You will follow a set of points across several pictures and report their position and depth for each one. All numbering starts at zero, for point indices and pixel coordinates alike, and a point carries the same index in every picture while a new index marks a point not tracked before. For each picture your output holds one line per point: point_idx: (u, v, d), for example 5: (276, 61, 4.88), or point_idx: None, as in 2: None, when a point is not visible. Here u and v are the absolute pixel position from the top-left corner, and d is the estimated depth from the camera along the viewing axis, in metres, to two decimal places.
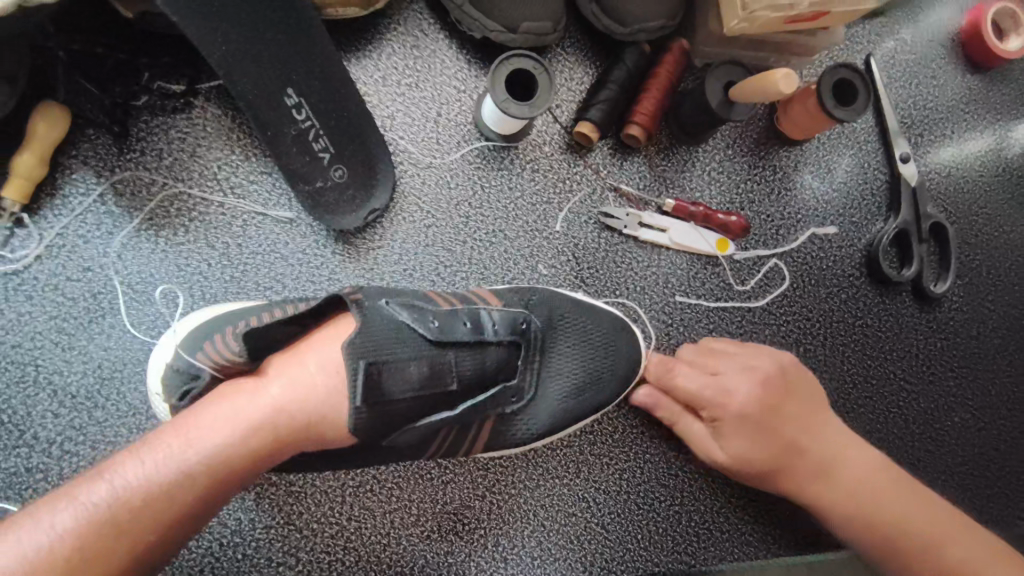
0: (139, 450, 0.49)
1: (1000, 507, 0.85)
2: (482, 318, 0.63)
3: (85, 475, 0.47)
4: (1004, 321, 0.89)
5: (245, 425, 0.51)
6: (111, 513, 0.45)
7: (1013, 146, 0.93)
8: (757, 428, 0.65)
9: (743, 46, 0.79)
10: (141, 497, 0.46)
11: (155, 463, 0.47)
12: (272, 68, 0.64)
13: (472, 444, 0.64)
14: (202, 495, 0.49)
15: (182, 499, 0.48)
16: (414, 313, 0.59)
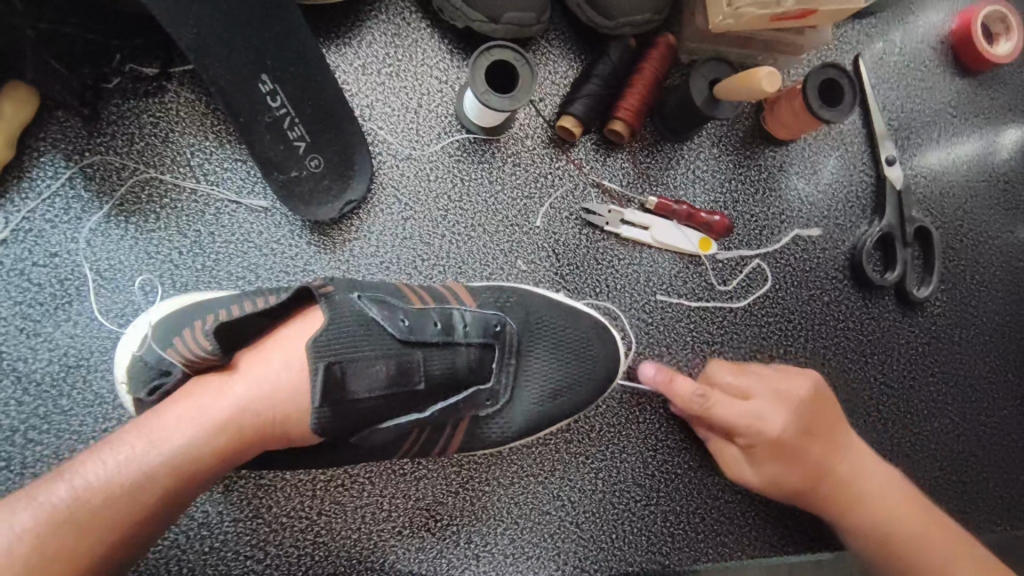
0: (101, 449, 0.48)
1: (977, 513, 0.85)
2: (453, 318, 0.63)
3: (46, 477, 0.47)
4: (986, 327, 0.89)
5: (209, 423, 0.50)
6: (71, 514, 0.45)
7: (1000, 150, 0.93)
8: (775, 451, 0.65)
9: (730, 43, 0.78)
10: (101, 496, 0.46)
11: (116, 463, 0.47)
12: (246, 54, 0.62)
13: (444, 441, 0.63)
14: (165, 494, 0.48)
15: (145, 498, 0.47)
16: (383, 310, 0.58)
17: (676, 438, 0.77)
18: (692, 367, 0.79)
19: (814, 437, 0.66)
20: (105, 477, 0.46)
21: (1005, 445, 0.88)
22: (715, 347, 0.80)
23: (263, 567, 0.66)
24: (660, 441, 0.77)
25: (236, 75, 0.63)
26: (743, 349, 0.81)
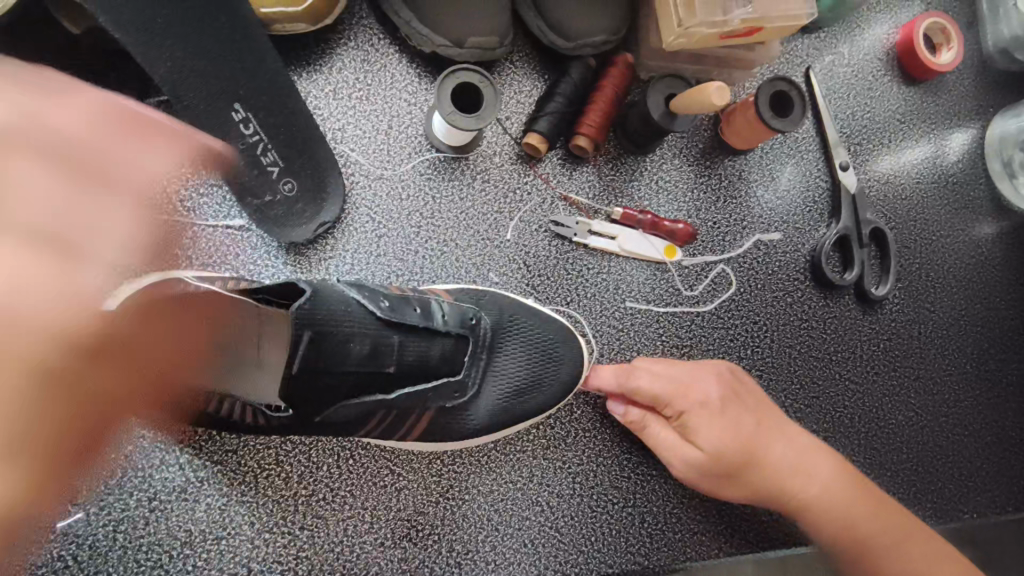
0: None
1: (943, 502, 0.89)
2: (431, 306, 0.65)
3: None
4: (943, 322, 0.93)
5: None
6: None
7: (948, 153, 0.98)
8: (720, 418, 0.67)
9: (684, 61, 0.82)
10: None
11: None
12: (219, 83, 0.65)
13: (409, 431, 0.66)
14: None
15: None
16: (365, 292, 0.60)
17: None
18: None
19: (743, 415, 0.68)
20: None
21: (967, 435, 0.92)
22: (684, 350, 0.83)
23: None
24: (634, 443, 0.79)
25: (209, 104, 0.65)
26: (711, 351, 0.84)
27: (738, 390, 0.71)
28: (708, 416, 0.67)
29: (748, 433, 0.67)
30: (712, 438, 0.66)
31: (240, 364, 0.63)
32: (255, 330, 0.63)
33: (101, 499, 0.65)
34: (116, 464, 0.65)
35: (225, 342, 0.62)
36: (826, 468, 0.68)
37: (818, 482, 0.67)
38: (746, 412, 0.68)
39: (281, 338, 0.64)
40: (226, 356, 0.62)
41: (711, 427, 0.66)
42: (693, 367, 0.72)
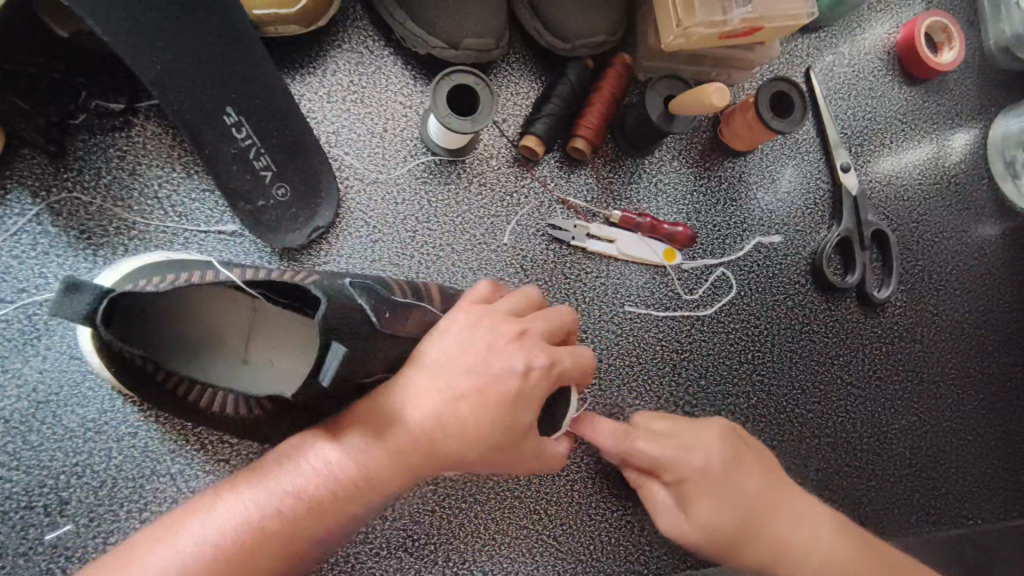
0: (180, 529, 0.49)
1: (946, 507, 0.87)
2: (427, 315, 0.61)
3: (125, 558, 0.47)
4: (946, 325, 0.92)
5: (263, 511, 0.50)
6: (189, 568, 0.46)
7: (950, 154, 0.97)
8: (720, 485, 0.61)
9: (683, 61, 0.81)
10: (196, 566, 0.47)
11: (189, 548, 0.47)
12: (210, 87, 0.64)
13: None
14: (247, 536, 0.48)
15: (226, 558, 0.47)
16: (372, 296, 0.55)
17: None
18: (663, 375, 0.80)
19: (746, 480, 0.62)
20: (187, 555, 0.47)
21: (970, 440, 0.90)
22: (684, 355, 0.81)
23: None
24: None
25: (200, 109, 0.64)
26: (711, 356, 0.82)
27: (748, 457, 0.64)
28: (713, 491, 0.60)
29: (750, 500, 0.61)
30: (708, 507, 0.60)
31: (230, 359, 0.58)
32: (247, 324, 0.59)
33: (90, 511, 0.63)
34: (105, 475, 0.64)
35: (219, 335, 0.58)
36: (838, 534, 0.62)
37: (828, 549, 0.61)
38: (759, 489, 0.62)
39: (274, 335, 0.60)
40: (216, 350, 0.58)
41: (709, 495, 0.60)
42: (694, 425, 0.65)
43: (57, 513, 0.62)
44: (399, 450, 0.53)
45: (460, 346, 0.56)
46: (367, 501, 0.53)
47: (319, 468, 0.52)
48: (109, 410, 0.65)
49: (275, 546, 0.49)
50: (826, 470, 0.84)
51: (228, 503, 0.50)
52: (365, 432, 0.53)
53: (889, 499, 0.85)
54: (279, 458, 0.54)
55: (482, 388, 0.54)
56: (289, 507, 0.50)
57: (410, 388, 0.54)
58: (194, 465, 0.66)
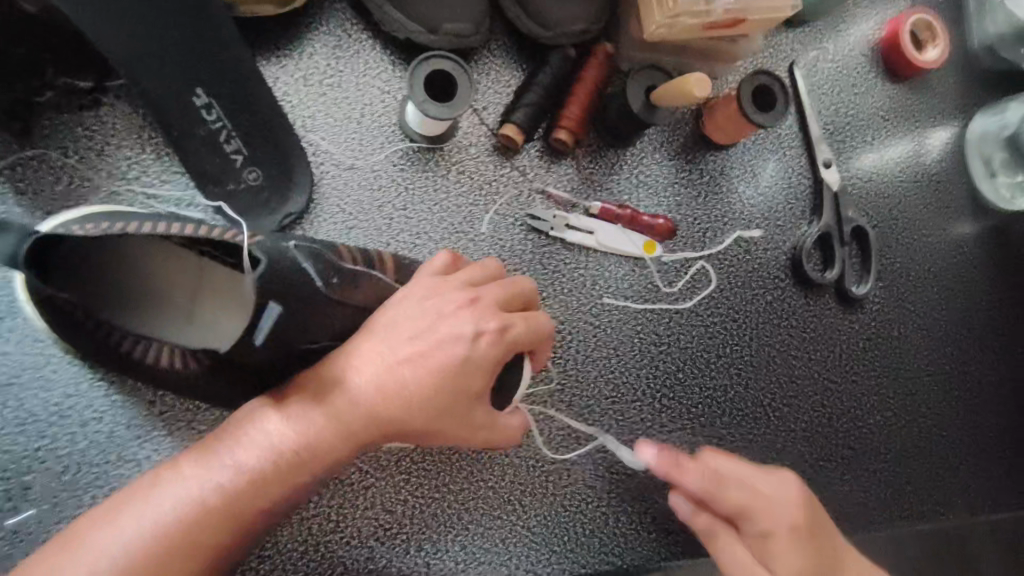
0: (122, 514, 0.49)
1: (920, 503, 0.88)
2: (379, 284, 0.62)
3: (64, 551, 0.47)
4: (923, 322, 0.92)
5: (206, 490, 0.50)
6: (137, 552, 0.47)
7: (931, 152, 0.97)
8: None
9: (665, 52, 0.81)
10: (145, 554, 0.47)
11: (134, 530, 0.48)
12: (178, 66, 0.63)
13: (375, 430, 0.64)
14: (198, 516, 0.49)
15: (175, 539, 0.48)
16: (318, 264, 0.55)
17: (624, 439, 0.78)
18: (640, 367, 0.80)
19: None
20: (130, 539, 0.47)
21: (945, 437, 0.91)
22: (661, 348, 0.81)
23: None
24: (609, 441, 0.78)
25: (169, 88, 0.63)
26: (689, 349, 0.82)
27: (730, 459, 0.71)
28: (794, 539, 0.59)
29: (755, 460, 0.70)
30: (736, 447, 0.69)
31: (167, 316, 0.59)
32: (196, 285, 0.60)
33: (52, 496, 0.62)
34: (70, 460, 0.63)
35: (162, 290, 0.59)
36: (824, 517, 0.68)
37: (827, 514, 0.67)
38: (823, 521, 0.64)
39: (222, 294, 0.59)
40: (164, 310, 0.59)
41: None
42: None
43: (19, 498, 0.61)
44: (340, 419, 0.53)
45: (407, 327, 0.56)
46: (312, 471, 0.53)
47: (262, 439, 0.52)
48: (74, 394, 0.64)
49: (219, 518, 0.50)
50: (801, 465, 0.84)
51: (171, 480, 0.51)
52: (304, 402, 0.54)
53: (863, 494, 0.86)
54: (223, 434, 0.54)
55: (428, 371, 0.54)
56: (232, 480, 0.51)
57: (355, 367, 0.54)
58: (161, 452, 0.64)
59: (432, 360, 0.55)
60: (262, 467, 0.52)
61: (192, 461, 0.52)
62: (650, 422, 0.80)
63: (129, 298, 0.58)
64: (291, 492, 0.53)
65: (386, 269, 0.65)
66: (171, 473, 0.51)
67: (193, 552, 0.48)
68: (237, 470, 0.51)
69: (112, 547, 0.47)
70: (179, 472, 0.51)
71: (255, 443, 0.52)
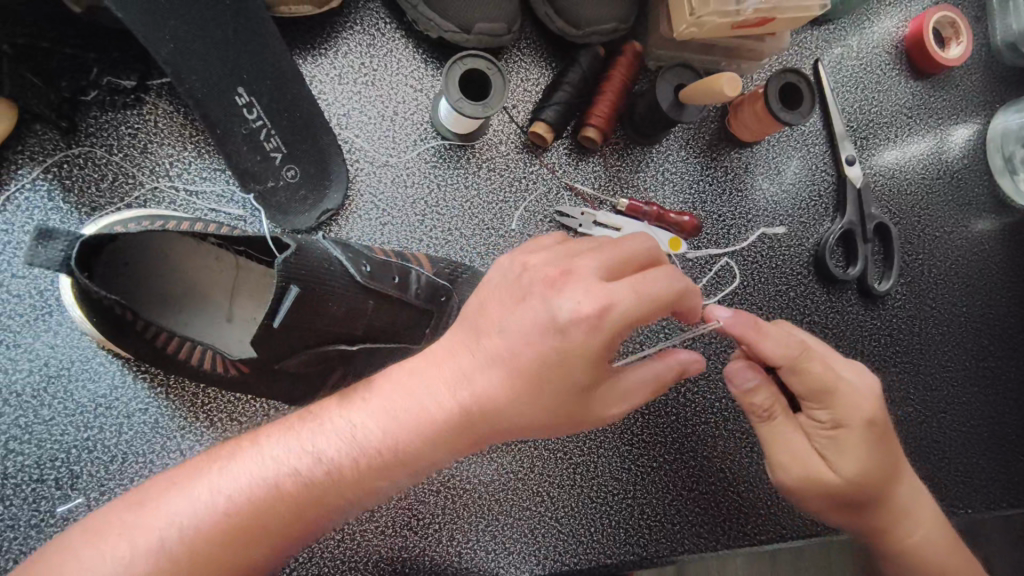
0: (196, 483, 0.47)
1: (938, 497, 0.89)
2: (410, 274, 0.64)
3: (136, 512, 0.45)
4: (944, 318, 0.93)
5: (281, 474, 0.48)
6: (206, 525, 0.45)
7: (953, 149, 0.97)
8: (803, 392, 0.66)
9: (693, 50, 0.82)
10: (213, 529, 0.45)
11: (206, 503, 0.46)
12: (220, 67, 0.64)
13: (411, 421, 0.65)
14: (272, 497, 0.47)
15: (246, 517, 0.46)
16: (348, 252, 0.59)
17: (650, 432, 0.80)
18: None
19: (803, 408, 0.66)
20: (203, 511, 0.45)
21: (964, 432, 0.92)
22: (686, 343, 0.82)
23: None
24: (635, 434, 0.80)
25: (212, 88, 0.64)
26: (714, 344, 0.83)
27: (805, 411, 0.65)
28: (864, 441, 0.59)
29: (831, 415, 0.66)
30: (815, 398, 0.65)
31: (209, 313, 0.62)
32: (231, 282, 0.64)
33: (100, 484, 0.64)
34: (117, 450, 0.65)
35: (202, 288, 0.63)
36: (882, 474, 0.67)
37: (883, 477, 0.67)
38: (893, 442, 0.63)
39: (255, 294, 0.64)
40: (200, 306, 0.62)
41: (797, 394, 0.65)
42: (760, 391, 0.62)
43: (69, 486, 0.63)
44: (422, 414, 0.50)
45: (501, 325, 0.51)
46: (395, 475, 0.50)
47: (347, 431, 0.50)
48: (119, 386, 0.66)
49: (292, 505, 0.47)
50: None
51: (250, 457, 0.49)
52: (386, 396, 0.51)
53: None
54: (309, 419, 0.52)
55: (527, 371, 0.49)
56: (308, 469, 0.48)
57: (449, 365, 0.51)
58: (204, 442, 0.66)
59: (530, 355, 0.50)
60: (338, 461, 0.49)
61: (273, 443, 0.49)
62: (675, 414, 0.81)
63: (171, 299, 0.61)
64: (366, 491, 0.50)
65: (422, 263, 0.68)
66: (251, 449, 0.49)
67: (256, 533, 0.46)
68: (316, 459, 0.49)
69: (182, 518, 0.45)
70: (259, 449, 0.49)
71: (341, 435, 0.50)
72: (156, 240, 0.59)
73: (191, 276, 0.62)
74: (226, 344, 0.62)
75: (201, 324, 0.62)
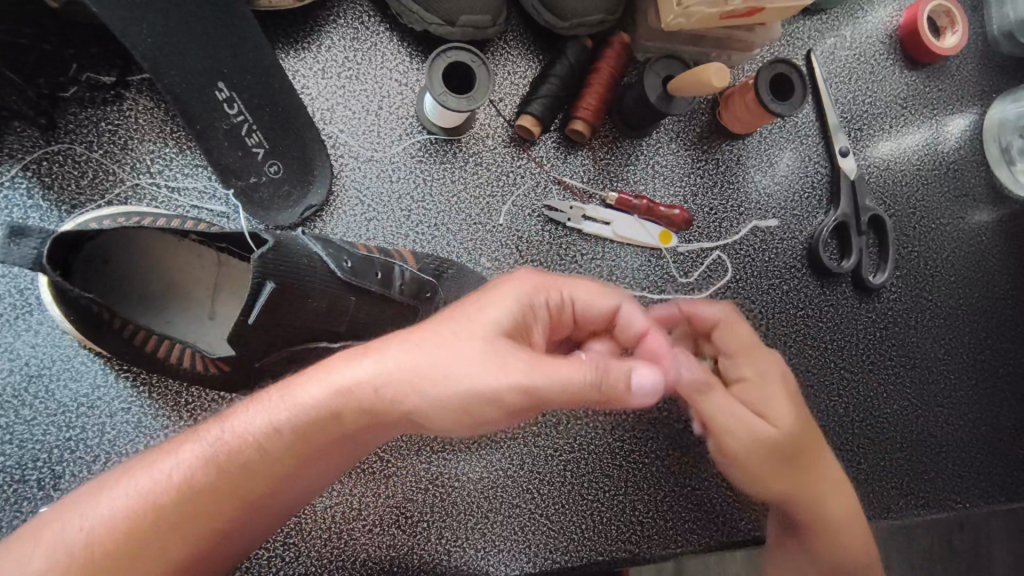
0: (110, 486, 0.46)
1: (935, 492, 0.89)
2: (393, 272, 0.63)
3: (53, 515, 0.45)
4: (941, 311, 0.92)
5: (193, 476, 0.45)
6: (116, 532, 0.43)
7: (949, 139, 0.96)
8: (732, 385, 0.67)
9: (683, 41, 0.80)
10: (121, 536, 0.43)
11: (116, 506, 0.44)
12: (199, 61, 0.63)
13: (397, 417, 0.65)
14: (183, 500, 0.45)
15: (158, 521, 0.44)
16: (329, 247, 0.59)
17: (641, 428, 0.79)
18: None
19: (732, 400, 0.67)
20: (111, 516, 0.44)
21: (962, 426, 0.91)
22: None
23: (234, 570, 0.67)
24: (627, 430, 0.79)
25: (192, 83, 0.63)
26: None
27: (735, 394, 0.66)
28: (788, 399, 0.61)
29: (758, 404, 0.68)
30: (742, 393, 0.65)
31: (190, 311, 0.62)
32: (212, 280, 0.63)
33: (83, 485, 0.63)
34: (99, 450, 0.64)
35: (182, 286, 0.62)
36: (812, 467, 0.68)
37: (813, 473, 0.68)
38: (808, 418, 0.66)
39: (238, 292, 0.63)
40: (181, 303, 0.61)
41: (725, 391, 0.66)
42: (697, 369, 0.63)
43: (51, 487, 0.63)
44: (335, 414, 0.46)
45: (449, 335, 0.47)
46: (315, 462, 0.49)
47: (254, 431, 0.47)
48: (101, 385, 0.65)
49: (203, 512, 0.45)
50: None
51: (158, 464, 0.46)
52: (298, 392, 0.46)
53: (878, 484, 0.86)
54: (219, 416, 0.49)
55: (449, 389, 0.46)
56: (213, 475, 0.46)
57: (370, 360, 0.46)
58: None
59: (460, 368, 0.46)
60: (251, 459, 0.46)
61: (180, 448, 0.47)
62: (668, 410, 0.80)
63: (150, 297, 0.60)
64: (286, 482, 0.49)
65: (406, 258, 0.67)
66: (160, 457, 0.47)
67: (165, 545, 0.44)
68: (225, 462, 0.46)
69: (94, 523, 0.44)
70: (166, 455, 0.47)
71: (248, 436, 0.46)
72: (132, 237, 0.58)
73: (171, 275, 0.61)
74: (207, 342, 0.61)
75: (181, 322, 0.61)
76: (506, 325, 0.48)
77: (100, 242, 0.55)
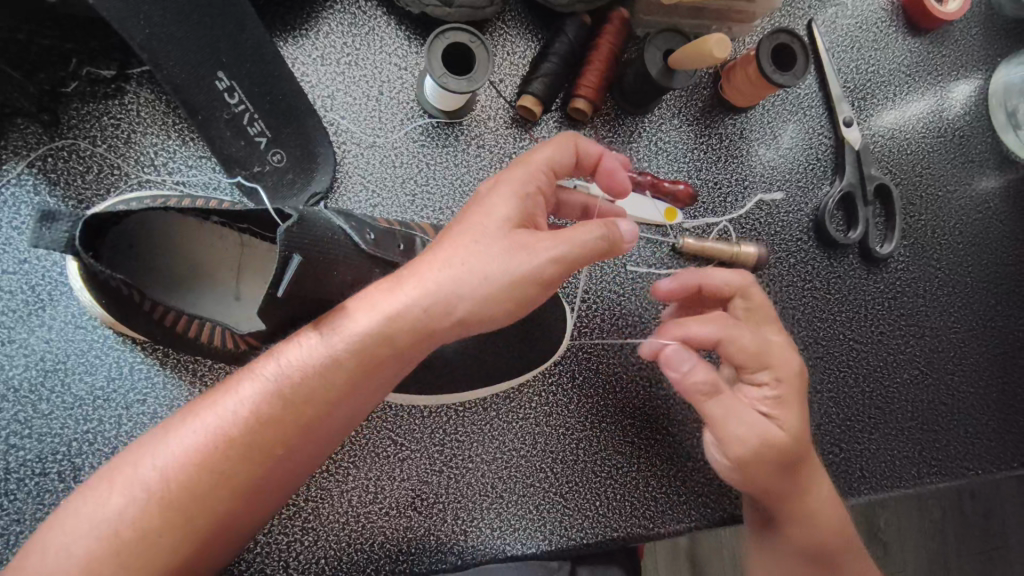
0: (174, 425, 0.48)
1: (948, 459, 0.89)
2: (416, 244, 0.64)
3: (123, 457, 0.47)
4: (949, 278, 0.92)
5: (256, 409, 0.48)
6: (183, 468, 0.46)
7: (954, 105, 0.95)
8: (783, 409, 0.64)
9: (682, 15, 0.80)
10: (191, 470, 0.46)
11: (183, 442, 0.46)
12: (197, 51, 0.63)
13: None
14: (251, 431, 0.47)
15: (224, 454, 0.46)
16: (350, 222, 0.58)
17: (651, 405, 0.80)
18: None
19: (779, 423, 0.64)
20: (180, 452, 0.46)
21: (974, 393, 0.91)
22: None
23: (254, 556, 0.68)
24: (638, 407, 0.79)
25: (192, 73, 0.63)
26: None
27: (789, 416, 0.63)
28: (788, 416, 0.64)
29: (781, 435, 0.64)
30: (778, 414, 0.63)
31: (217, 293, 0.62)
32: (236, 260, 0.63)
33: None
34: (117, 443, 0.65)
35: (206, 269, 0.62)
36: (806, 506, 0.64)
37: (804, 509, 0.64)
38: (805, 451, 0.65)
39: (263, 271, 0.63)
40: (207, 285, 0.62)
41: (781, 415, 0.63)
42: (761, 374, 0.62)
43: (71, 479, 0.63)
44: (390, 338, 0.49)
45: (469, 239, 0.51)
46: (368, 385, 0.50)
47: (309, 363, 0.49)
48: (116, 378, 0.66)
49: (265, 449, 0.47)
50: (827, 425, 0.85)
51: (218, 402, 0.48)
52: (347, 321, 0.50)
53: (890, 453, 0.86)
54: (271, 353, 0.51)
55: (487, 288, 0.49)
56: (277, 404, 0.48)
57: (409, 286, 0.50)
58: None
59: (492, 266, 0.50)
60: (309, 389, 0.49)
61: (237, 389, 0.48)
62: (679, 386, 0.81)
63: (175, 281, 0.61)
64: (343, 413, 0.51)
65: (428, 232, 0.67)
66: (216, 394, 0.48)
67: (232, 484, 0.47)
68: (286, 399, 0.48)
69: (161, 459, 0.46)
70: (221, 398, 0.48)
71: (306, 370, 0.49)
72: (157, 224, 0.58)
73: (194, 258, 0.61)
74: (234, 322, 0.62)
75: (208, 306, 0.62)
76: (515, 217, 0.52)
77: (123, 225, 0.56)
